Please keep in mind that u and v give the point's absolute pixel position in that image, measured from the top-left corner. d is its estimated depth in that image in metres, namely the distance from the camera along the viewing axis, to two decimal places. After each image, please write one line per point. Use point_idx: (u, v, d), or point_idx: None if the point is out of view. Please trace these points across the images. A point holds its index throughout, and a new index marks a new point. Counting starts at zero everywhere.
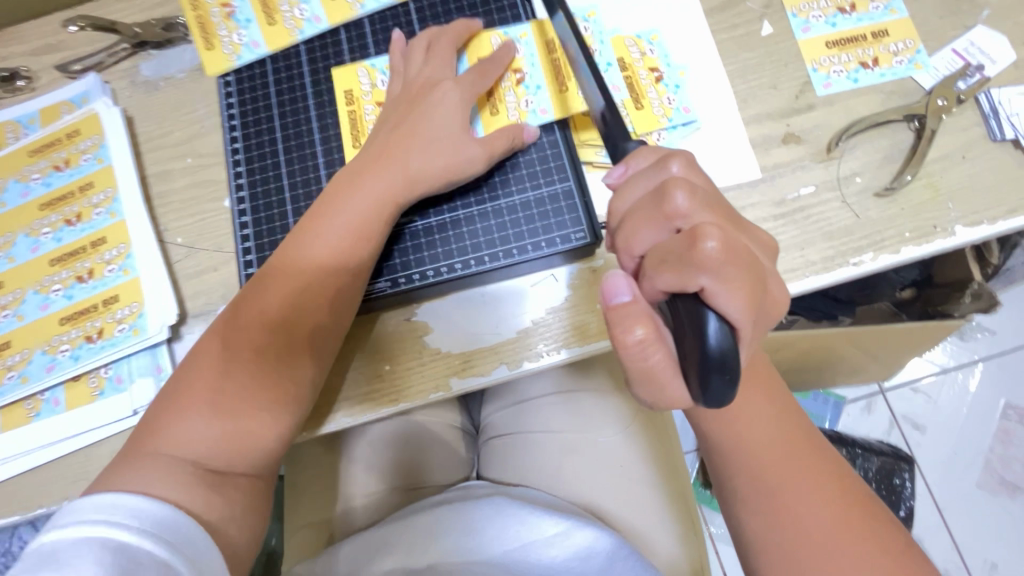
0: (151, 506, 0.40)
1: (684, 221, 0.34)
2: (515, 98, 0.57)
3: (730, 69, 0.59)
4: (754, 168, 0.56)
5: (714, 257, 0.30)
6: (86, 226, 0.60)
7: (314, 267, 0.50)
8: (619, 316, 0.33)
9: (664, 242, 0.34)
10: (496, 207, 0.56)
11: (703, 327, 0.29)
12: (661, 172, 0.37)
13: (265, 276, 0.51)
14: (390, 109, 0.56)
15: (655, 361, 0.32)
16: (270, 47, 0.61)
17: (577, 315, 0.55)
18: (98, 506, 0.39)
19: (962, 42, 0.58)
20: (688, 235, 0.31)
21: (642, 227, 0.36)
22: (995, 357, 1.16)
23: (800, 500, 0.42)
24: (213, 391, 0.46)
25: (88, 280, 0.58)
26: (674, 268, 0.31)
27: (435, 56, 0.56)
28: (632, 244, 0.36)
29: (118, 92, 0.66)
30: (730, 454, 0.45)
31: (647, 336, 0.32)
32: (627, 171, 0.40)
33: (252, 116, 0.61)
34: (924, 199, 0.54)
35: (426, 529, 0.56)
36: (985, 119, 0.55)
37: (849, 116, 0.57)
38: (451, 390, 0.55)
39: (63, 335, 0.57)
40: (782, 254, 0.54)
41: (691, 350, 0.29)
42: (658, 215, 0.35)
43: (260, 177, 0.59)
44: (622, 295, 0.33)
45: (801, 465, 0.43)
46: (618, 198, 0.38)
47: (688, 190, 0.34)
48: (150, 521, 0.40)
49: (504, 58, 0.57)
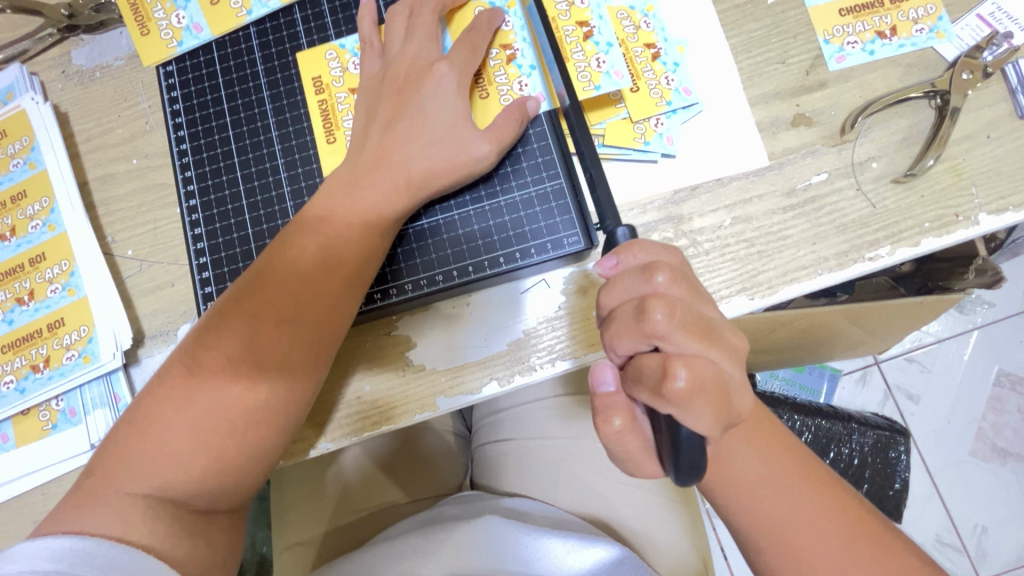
0: (112, 552, 0.36)
1: (663, 342, 0.32)
2: (506, 78, 0.50)
3: (734, 42, 0.53)
4: (761, 154, 0.51)
5: (685, 398, 0.30)
6: (22, 241, 0.54)
7: (305, 284, 0.44)
8: (601, 407, 0.35)
9: (643, 362, 0.32)
10: (478, 210, 0.50)
11: (677, 444, 0.31)
12: (647, 278, 0.34)
13: (222, 308, 0.43)
14: (362, 103, 0.50)
15: (632, 447, 0.35)
16: (215, 31, 0.54)
17: (572, 325, 0.51)
18: (54, 553, 0.35)
19: (988, 7, 0.53)
20: (662, 365, 0.31)
21: (622, 336, 0.34)
22: (992, 327, 1.14)
23: (820, 542, 0.38)
24: (190, 431, 0.40)
25: (29, 303, 0.53)
26: (648, 393, 0.31)
27: (417, 28, 0.49)
28: (613, 347, 0.34)
29: (48, 85, 0.58)
30: (734, 499, 0.40)
31: (624, 426, 0.35)
32: (617, 263, 0.36)
33: (200, 113, 0.54)
34: (945, 184, 0.50)
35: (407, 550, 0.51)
36: (1013, 93, 0.51)
37: (865, 92, 0.52)
38: (437, 410, 0.51)
39: (6, 364, 0.52)
40: (792, 249, 0.49)
41: (666, 450, 0.32)
42: (637, 331, 0.33)
43: (213, 183, 0.52)
44: (606, 385, 0.36)
45: (805, 479, 0.40)
46: (606, 294, 0.36)
47: (669, 310, 0.32)
48: (111, 568, 0.35)
49: (494, 30, 0.50)
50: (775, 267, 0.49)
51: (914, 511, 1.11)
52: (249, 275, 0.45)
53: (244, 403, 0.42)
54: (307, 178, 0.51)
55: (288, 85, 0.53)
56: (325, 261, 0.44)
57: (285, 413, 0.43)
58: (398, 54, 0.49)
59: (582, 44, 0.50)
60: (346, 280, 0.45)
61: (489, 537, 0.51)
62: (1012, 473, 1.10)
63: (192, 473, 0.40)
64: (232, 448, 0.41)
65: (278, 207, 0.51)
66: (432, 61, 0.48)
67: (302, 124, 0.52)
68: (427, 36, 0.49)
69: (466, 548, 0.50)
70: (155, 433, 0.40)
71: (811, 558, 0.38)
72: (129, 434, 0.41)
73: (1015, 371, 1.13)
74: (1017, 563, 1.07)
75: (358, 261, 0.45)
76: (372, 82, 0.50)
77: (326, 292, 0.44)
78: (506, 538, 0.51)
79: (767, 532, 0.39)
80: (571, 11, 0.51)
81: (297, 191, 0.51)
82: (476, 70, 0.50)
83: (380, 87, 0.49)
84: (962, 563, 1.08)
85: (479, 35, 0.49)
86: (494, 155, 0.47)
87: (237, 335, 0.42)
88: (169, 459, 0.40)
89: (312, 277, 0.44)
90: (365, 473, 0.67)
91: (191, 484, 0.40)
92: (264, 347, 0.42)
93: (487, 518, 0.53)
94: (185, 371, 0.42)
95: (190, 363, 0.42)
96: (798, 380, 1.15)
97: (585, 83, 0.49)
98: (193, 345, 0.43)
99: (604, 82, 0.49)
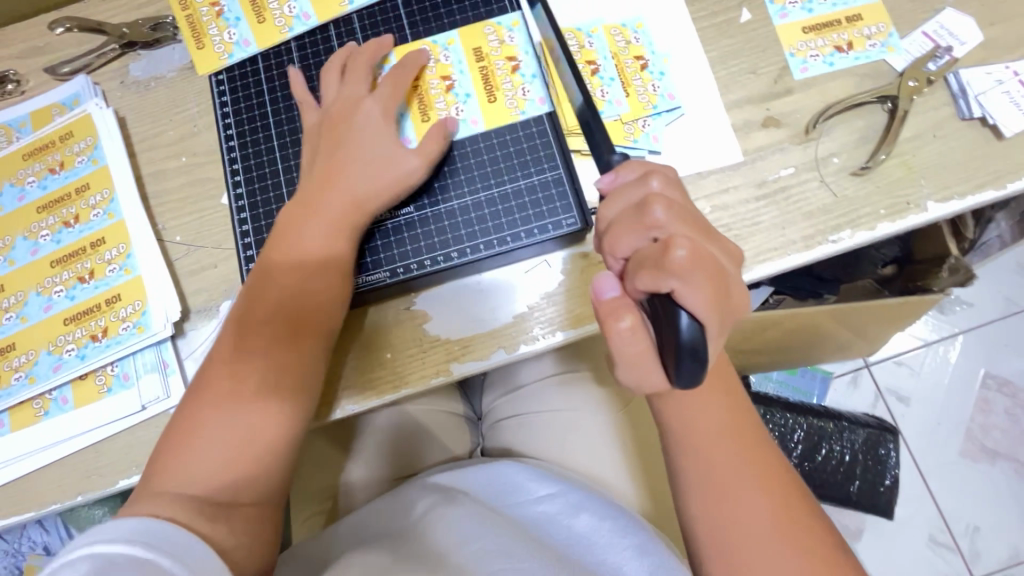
0: (141, 524, 0.39)
1: (661, 232, 0.37)
2: (445, 104, 0.58)
3: (712, 56, 0.61)
4: (735, 151, 0.58)
5: (684, 268, 0.34)
6: (84, 227, 0.61)
7: (325, 310, 0.51)
8: (609, 310, 0.39)
9: (643, 252, 0.37)
10: (489, 196, 0.57)
11: (678, 323, 0.34)
12: (643, 187, 0.40)
13: (269, 303, 0.51)
14: (308, 143, 0.57)
15: (639, 348, 0.38)
16: (261, 45, 0.62)
17: (572, 300, 0.57)
18: (90, 533, 0.38)
19: (932, 25, 0.60)
20: (663, 245, 0.36)
21: (623, 234, 0.39)
22: (974, 329, 1.20)
23: (751, 501, 0.42)
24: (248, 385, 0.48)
25: (89, 280, 0.59)
26: (650, 272, 0.35)
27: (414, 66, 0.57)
28: (616, 247, 0.39)
29: (108, 93, 0.66)
30: (684, 446, 0.44)
31: (632, 325, 0.37)
32: (615, 177, 0.41)
33: (246, 115, 0.61)
34: (898, 176, 0.57)
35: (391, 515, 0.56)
36: (955, 98, 0.58)
37: (826, 98, 0.59)
38: (451, 375, 0.57)
39: (68, 334, 0.58)
40: (764, 233, 0.56)
41: (668, 336, 0.35)
42: (638, 225, 0.38)
43: (257, 175, 0.60)
44: (610, 291, 0.39)
45: (752, 454, 0.44)
46: (606, 205, 0.41)
47: (667, 205, 0.38)
48: (142, 535, 0.38)
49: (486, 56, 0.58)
50: (749, 248, 0.56)
51: (907, 510, 1.14)
52: (264, 298, 0.51)
53: (287, 378, 0.49)
54: None
55: (323, 90, 0.61)
56: (337, 284, 0.52)
57: (318, 387, 0.51)
58: (333, 98, 0.57)
59: (590, 77, 0.59)
60: (361, 304, 0.53)
61: (499, 479, 0.59)
62: (999, 471, 1.14)
63: (245, 429, 0.47)
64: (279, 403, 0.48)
65: None
66: (360, 99, 0.56)
67: None
68: (359, 78, 0.57)
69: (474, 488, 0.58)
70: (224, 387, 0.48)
71: (745, 517, 0.42)
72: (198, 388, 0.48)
73: (999, 372, 1.18)
74: (1008, 560, 1.10)
75: (364, 280, 0.53)
76: (314, 125, 0.57)
77: (338, 316, 0.52)
78: (513, 481, 0.59)
79: (702, 476, 0.44)
80: (582, 48, 0.60)
81: None
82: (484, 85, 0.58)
83: (323, 127, 0.56)
84: (955, 560, 1.11)
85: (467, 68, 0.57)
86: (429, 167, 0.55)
87: (262, 352, 0.49)
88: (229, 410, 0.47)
89: (331, 303, 0.51)
90: (378, 450, 0.73)
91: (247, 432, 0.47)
92: (305, 336, 0.50)
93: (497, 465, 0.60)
94: (237, 352, 0.49)
95: (240, 347, 0.49)
96: (790, 382, 1.19)
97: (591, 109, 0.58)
98: (243, 332, 0.50)
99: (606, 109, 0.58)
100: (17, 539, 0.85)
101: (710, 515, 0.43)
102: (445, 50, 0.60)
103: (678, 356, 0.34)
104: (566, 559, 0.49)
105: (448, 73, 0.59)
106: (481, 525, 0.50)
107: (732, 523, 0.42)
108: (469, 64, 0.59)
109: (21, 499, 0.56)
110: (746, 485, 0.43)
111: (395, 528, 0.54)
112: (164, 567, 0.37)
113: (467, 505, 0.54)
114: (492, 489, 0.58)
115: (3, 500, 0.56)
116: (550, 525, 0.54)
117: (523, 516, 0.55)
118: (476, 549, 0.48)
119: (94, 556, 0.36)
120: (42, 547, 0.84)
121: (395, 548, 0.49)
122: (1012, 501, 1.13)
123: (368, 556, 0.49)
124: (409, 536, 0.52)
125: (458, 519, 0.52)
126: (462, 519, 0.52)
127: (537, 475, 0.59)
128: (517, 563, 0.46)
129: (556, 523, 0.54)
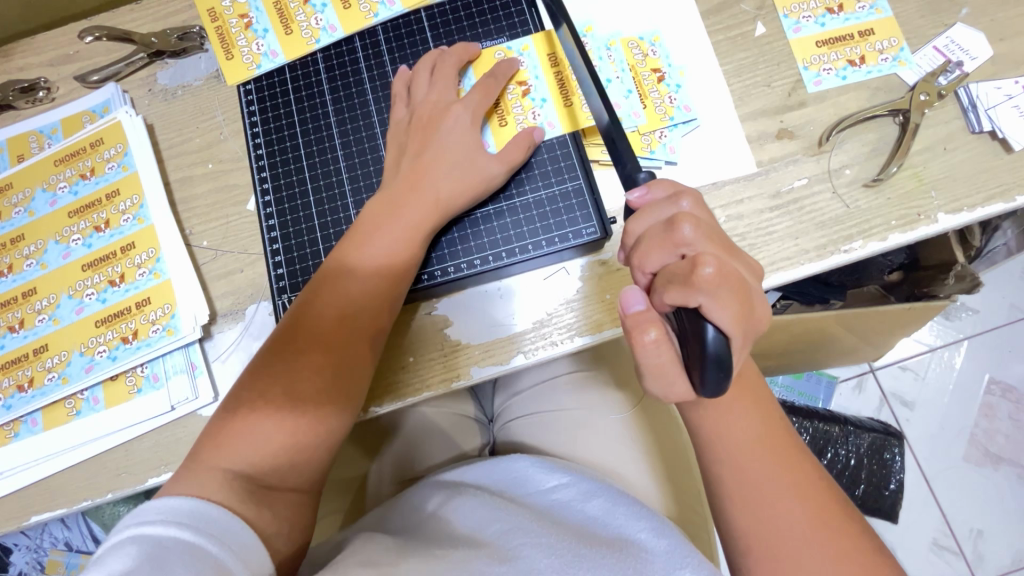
0: (174, 502, 0.42)
1: (689, 250, 0.39)
2: (523, 110, 0.59)
3: (727, 69, 0.62)
4: (750, 162, 0.60)
5: (711, 285, 0.36)
6: (115, 232, 0.62)
7: (352, 308, 0.52)
8: (635, 323, 0.40)
9: (672, 268, 0.39)
10: (510, 206, 0.59)
11: (704, 335, 0.36)
12: (673, 206, 0.42)
13: (303, 309, 0.53)
14: (393, 140, 0.59)
15: (666, 359, 0.39)
16: (287, 56, 0.64)
17: (590, 305, 0.58)
18: (130, 515, 0.41)
19: (943, 39, 0.62)
20: (690, 262, 0.38)
21: (651, 249, 0.40)
22: (980, 335, 1.20)
23: (783, 504, 0.43)
24: (278, 397, 0.49)
25: (120, 284, 0.61)
26: (679, 288, 0.37)
27: (441, 79, 0.58)
28: (644, 263, 0.41)
29: (137, 101, 0.68)
30: (720, 450, 0.46)
31: (659, 337, 0.39)
32: (646, 193, 0.43)
33: (274, 125, 0.63)
34: (909, 188, 0.58)
35: (415, 508, 0.58)
36: (965, 112, 0.59)
37: (838, 111, 0.61)
38: (471, 378, 0.58)
39: (99, 337, 0.60)
40: (778, 243, 0.58)
41: (695, 348, 0.36)
42: (667, 242, 0.39)
43: (285, 183, 0.61)
44: (637, 304, 0.40)
45: (790, 465, 0.45)
46: (634, 220, 0.42)
47: (695, 224, 0.39)
48: (173, 514, 0.41)
49: (509, 73, 0.59)
50: (764, 257, 0.57)
51: (911, 513, 1.15)
52: (298, 308, 0.53)
53: (318, 379, 0.50)
54: (366, 179, 0.61)
55: (350, 101, 0.62)
56: (365, 290, 0.53)
57: (350, 386, 0.51)
58: (422, 99, 0.58)
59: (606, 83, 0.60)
60: (388, 302, 0.54)
61: (511, 473, 0.61)
62: (1003, 476, 1.15)
63: (274, 429, 0.48)
64: (310, 412, 0.49)
65: (340, 203, 0.60)
66: (450, 103, 0.58)
67: (362, 134, 0.62)
68: (447, 84, 0.58)
69: (489, 481, 0.60)
70: (252, 398, 0.49)
71: (779, 518, 0.43)
72: (233, 399, 0.50)
73: (1004, 378, 1.19)
74: (1012, 565, 1.11)
75: (387, 293, 0.54)
76: (400, 122, 0.59)
77: (363, 327, 0.52)
78: (525, 474, 0.60)
79: (741, 484, 0.45)
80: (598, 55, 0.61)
81: (357, 190, 0.60)
82: (496, 100, 0.59)
83: (408, 128, 0.58)
84: (959, 565, 1.12)
85: (493, 82, 0.58)
86: (508, 171, 0.57)
87: (289, 361, 0.50)
88: (259, 419, 0.48)
89: (357, 302, 0.52)
90: (397, 452, 0.75)
91: (274, 439, 0.48)
92: (337, 335, 0.51)
93: (508, 458, 0.62)
94: (270, 357, 0.51)
95: (272, 354, 0.51)
96: (796, 386, 1.21)
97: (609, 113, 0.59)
98: (278, 337, 0.52)
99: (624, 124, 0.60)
100: (39, 535, 0.87)
101: (751, 521, 0.44)
102: (521, 56, 0.61)
103: (703, 366, 0.36)
104: (585, 535, 0.50)
105: (524, 79, 0.60)
106: (502, 514, 0.52)
107: (773, 531, 0.43)
108: (546, 71, 0.60)
109: (52, 495, 0.58)
110: (779, 491, 0.44)
111: (412, 521, 0.55)
112: (197, 544, 0.40)
113: (484, 495, 0.56)
114: (511, 483, 0.59)
115: (36, 497, 0.58)
116: (565, 509, 0.55)
117: (539, 502, 0.56)
118: (497, 530, 0.49)
119: (133, 537, 0.39)
120: (64, 542, 0.87)
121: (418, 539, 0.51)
122: (1016, 506, 1.14)
123: (387, 540, 0.51)
124: (423, 528, 0.53)
125: (474, 509, 0.53)
126: (480, 507, 0.53)
127: (545, 466, 0.60)
128: (537, 538, 0.48)
129: (571, 508, 0.55)
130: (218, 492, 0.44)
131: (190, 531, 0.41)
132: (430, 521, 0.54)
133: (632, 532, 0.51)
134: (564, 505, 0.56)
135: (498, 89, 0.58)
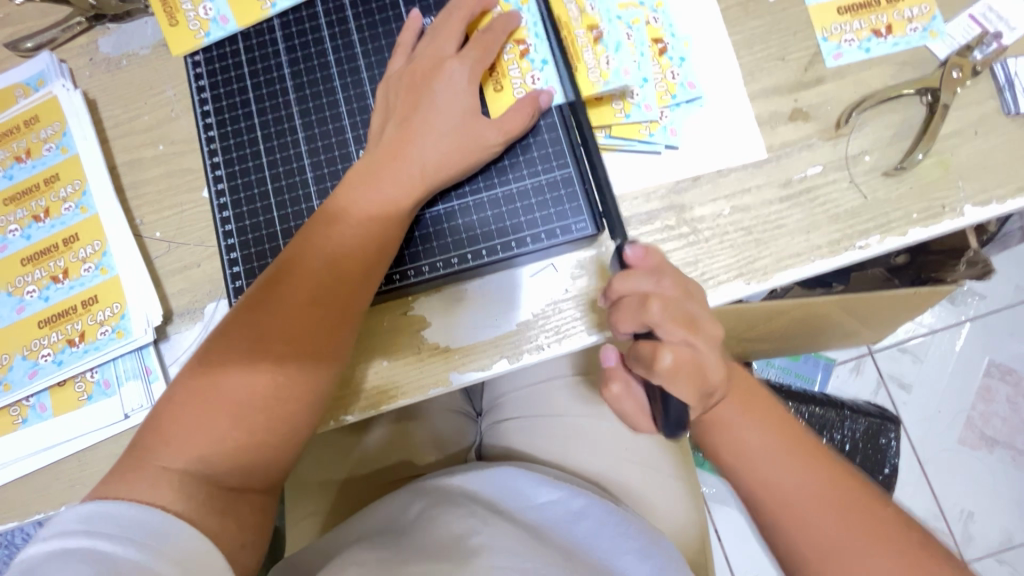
0: (135, 512, 0.38)
1: (656, 329, 0.39)
2: (520, 72, 0.53)
3: (737, 39, 0.55)
4: (759, 147, 0.54)
5: (669, 374, 0.38)
6: (56, 222, 0.56)
7: (313, 300, 0.46)
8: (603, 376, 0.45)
9: (638, 346, 0.40)
10: (492, 197, 0.53)
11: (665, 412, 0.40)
12: (652, 273, 0.40)
13: (262, 289, 0.46)
14: (381, 97, 0.52)
15: (629, 407, 0.45)
16: (240, 22, 0.57)
17: (579, 305, 0.54)
18: (84, 516, 0.38)
19: (979, 7, 0.55)
20: (652, 349, 0.38)
21: (622, 319, 0.41)
22: (985, 318, 1.16)
23: (811, 499, 0.43)
24: (227, 402, 0.43)
25: (63, 281, 0.56)
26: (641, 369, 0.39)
27: (434, 40, 0.51)
28: (614, 327, 0.41)
29: (75, 72, 0.60)
30: (745, 464, 0.45)
31: (620, 392, 0.44)
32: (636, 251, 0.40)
33: (227, 103, 0.56)
34: (933, 176, 0.52)
35: (399, 514, 0.54)
36: (1000, 91, 0.53)
37: (859, 89, 0.54)
38: (450, 385, 0.54)
39: (43, 338, 0.55)
40: (787, 238, 0.52)
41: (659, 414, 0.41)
42: (634, 319, 0.39)
43: (239, 169, 0.55)
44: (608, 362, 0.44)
45: (794, 451, 0.45)
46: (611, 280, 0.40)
47: (663, 302, 0.38)
48: (129, 527, 0.38)
49: (510, 28, 0.52)
50: (770, 254, 0.52)
51: (903, 496, 1.13)
52: (240, 315, 0.46)
53: (276, 386, 0.44)
54: (330, 165, 0.54)
55: (313, 76, 0.56)
56: (327, 283, 0.46)
57: (311, 386, 0.45)
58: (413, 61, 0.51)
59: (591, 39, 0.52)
60: (354, 291, 0.47)
61: (500, 483, 0.56)
62: (999, 460, 1.12)
63: (220, 441, 0.42)
64: (269, 423, 0.44)
65: (302, 192, 0.54)
66: (440, 64, 0.51)
67: (325, 113, 0.55)
68: (441, 45, 0.51)
69: (478, 490, 0.55)
70: (194, 411, 0.43)
71: (811, 523, 0.42)
72: (168, 408, 0.43)
73: (1007, 362, 1.15)
74: (1001, 547, 1.10)
75: (352, 290, 0.47)
76: (389, 80, 0.52)
77: (311, 345, 0.45)
78: (514, 485, 0.56)
79: (761, 490, 0.44)
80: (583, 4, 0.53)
81: (320, 178, 0.54)
82: (490, 64, 0.53)
83: (394, 93, 0.51)
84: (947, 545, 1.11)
85: (494, 36, 0.51)
86: (505, 142, 0.50)
87: (238, 367, 0.44)
88: (205, 437, 0.42)
89: (317, 292, 0.46)
90: (379, 455, 0.71)
91: (221, 458, 0.42)
92: (301, 323, 0.45)
93: (500, 467, 0.57)
94: (220, 354, 0.45)
95: (223, 347, 0.45)
96: (792, 368, 1.17)
97: (617, 111, 0.53)
98: (235, 326, 0.45)
99: (633, 114, 0.52)
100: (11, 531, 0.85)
101: (782, 526, 0.43)
102: (519, 9, 0.53)
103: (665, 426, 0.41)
104: (576, 564, 0.47)
105: (522, 37, 0.53)
106: (492, 526, 0.48)
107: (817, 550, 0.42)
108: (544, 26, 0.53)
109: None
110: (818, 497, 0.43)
111: (394, 531, 0.52)
112: (148, 566, 0.36)
113: (470, 507, 0.52)
114: (502, 494, 0.55)
115: None
116: (555, 531, 0.52)
117: (529, 519, 0.53)
118: (484, 540, 0.46)
119: (83, 551, 0.36)
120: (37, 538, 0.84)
121: (405, 544, 0.48)
122: (1010, 490, 1.11)
123: (362, 558, 0.46)
124: (408, 534, 0.50)
125: (467, 514, 0.50)
126: (466, 515, 0.50)
127: (538, 478, 0.56)
128: (522, 564, 0.44)
129: (561, 530, 0.52)
130: (177, 500, 0.40)
131: (138, 549, 0.37)
132: (414, 527, 0.51)
133: (620, 563, 0.50)
134: (553, 524, 0.53)
135: (495, 51, 0.51)
